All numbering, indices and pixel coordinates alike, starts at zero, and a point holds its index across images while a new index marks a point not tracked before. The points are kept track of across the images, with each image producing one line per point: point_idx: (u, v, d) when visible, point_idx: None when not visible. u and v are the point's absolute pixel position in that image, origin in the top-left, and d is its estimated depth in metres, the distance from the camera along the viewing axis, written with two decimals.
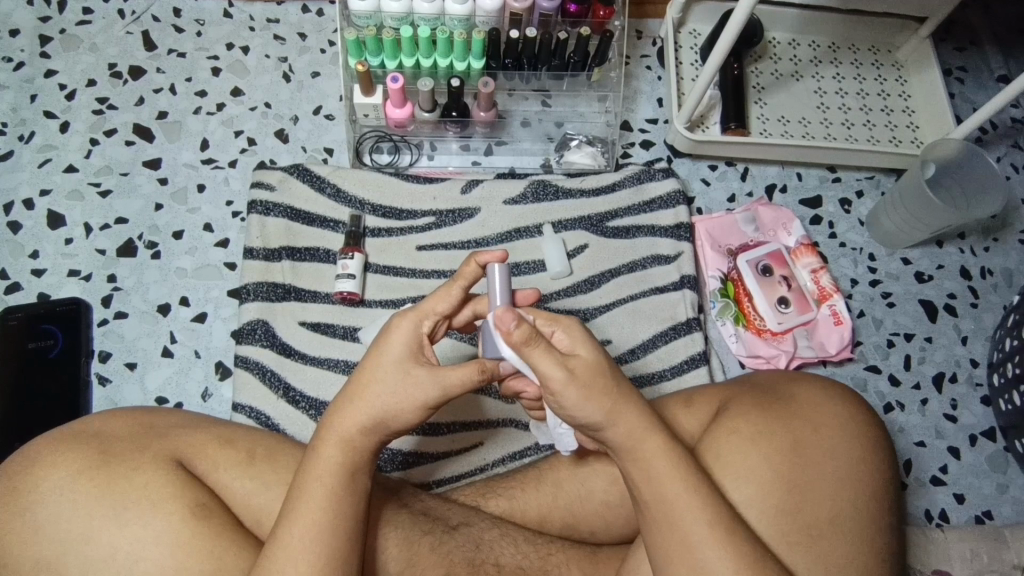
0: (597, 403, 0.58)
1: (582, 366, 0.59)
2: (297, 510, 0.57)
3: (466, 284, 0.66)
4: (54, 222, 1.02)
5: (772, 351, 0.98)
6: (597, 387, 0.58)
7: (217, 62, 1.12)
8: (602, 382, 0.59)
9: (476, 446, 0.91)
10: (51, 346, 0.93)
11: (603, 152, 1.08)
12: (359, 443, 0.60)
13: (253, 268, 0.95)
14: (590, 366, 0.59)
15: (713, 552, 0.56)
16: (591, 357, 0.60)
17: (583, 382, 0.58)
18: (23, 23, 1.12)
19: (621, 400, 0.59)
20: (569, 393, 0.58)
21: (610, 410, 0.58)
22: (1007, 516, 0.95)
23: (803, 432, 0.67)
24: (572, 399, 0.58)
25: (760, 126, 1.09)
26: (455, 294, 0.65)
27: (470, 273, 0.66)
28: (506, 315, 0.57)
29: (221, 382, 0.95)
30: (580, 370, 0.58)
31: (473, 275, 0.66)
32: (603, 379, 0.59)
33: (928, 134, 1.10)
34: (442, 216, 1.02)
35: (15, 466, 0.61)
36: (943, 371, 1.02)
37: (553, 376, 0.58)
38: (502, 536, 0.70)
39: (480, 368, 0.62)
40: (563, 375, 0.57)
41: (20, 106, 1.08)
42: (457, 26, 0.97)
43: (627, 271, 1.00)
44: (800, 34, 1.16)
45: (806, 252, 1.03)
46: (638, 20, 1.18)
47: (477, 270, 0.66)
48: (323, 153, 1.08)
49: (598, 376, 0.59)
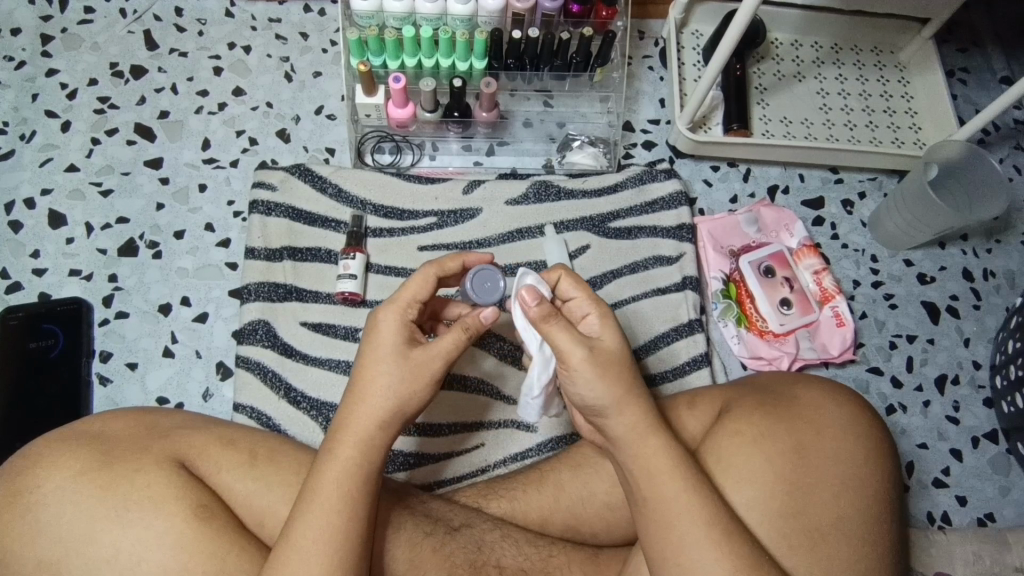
0: (608, 387, 0.60)
1: (602, 351, 0.62)
2: (313, 513, 0.56)
3: (440, 271, 0.67)
4: (55, 221, 1.02)
5: (774, 351, 0.98)
6: (613, 373, 0.61)
7: (218, 62, 1.12)
8: (618, 366, 0.61)
9: (477, 447, 0.91)
10: (51, 346, 0.93)
11: (605, 153, 1.08)
12: (375, 444, 0.60)
13: (254, 268, 0.95)
14: (611, 354, 0.62)
15: (709, 553, 0.56)
16: (615, 347, 0.63)
17: (599, 363, 0.61)
18: (24, 23, 1.12)
19: (628, 390, 0.61)
20: (585, 371, 0.60)
21: (619, 397, 0.60)
22: (1008, 518, 0.95)
23: (806, 435, 0.66)
24: (586, 377, 0.60)
25: (762, 127, 1.09)
26: (430, 283, 0.66)
27: (452, 266, 0.68)
28: (528, 295, 0.62)
29: (222, 383, 0.95)
30: (601, 355, 0.61)
31: (451, 269, 0.68)
32: (619, 366, 0.61)
33: (930, 135, 1.10)
34: (444, 216, 1.01)
35: (18, 465, 0.61)
36: (945, 373, 1.02)
37: (572, 352, 0.61)
38: (503, 538, 0.70)
39: (463, 328, 0.64)
40: (583, 352, 0.61)
41: (21, 106, 1.07)
42: (459, 26, 0.96)
43: (629, 272, 1.00)
44: (802, 34, 1.16)
45: (808, 253, 1.03)
46: (640, 21, 1.18)
47: (460, 266, 0.70)
48: (324, 153, 1.08)
49: (616, 364, 0.61)
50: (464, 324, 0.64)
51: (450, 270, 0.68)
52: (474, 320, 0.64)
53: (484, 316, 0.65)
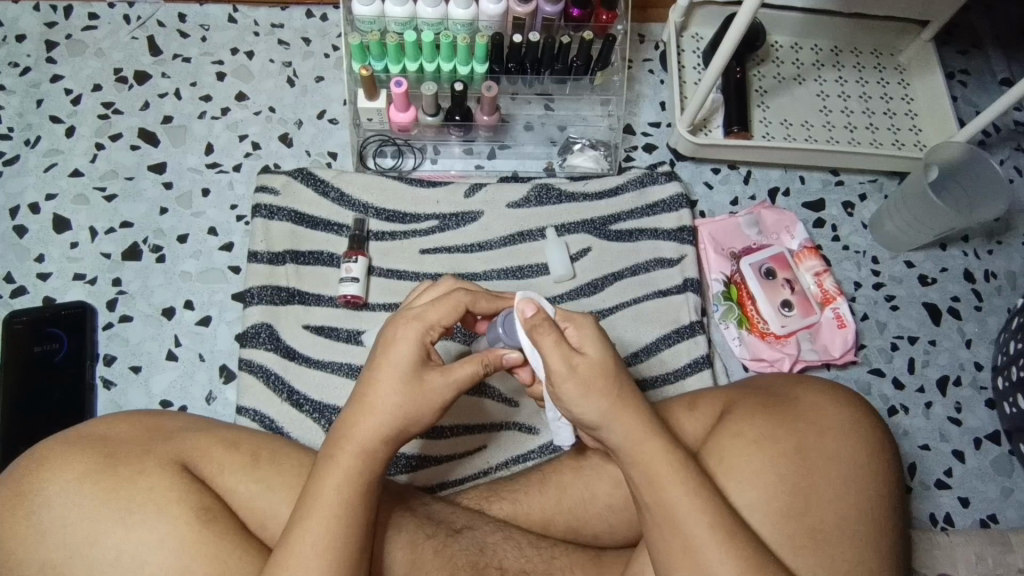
0: (596, 401, 0.60)
1: (587, 364, 0.61)
2: (309, 519, 0.57)
3: (470, 302, 0.66)
4: (60, 225, 1.03)
5: (776, 353, 0.98)
6: (598, 387, 0.60)
7: (222, 67, 1.13)
8: (606, 382, 0.60)
9: (479, 450, 0.91)
10: (56, 350, 0.94)
11: (606, 156, 1.09)
12: (378, 452, 0.60)
13: (257, 272, 0.96)
14: (593, 365, 0.61)
15: (715, 555, 0.56)
16: (599, 358, 0.61)
17: (581, 379, 0.60)
18: (29, 29, 1.12)
19: (630, 399, 0.61)
20: (568, 387, 0.60)
21: (606, 410, 0.60)
22: (1011, 520, 0.95)
23: (806, 436, 0.67)
24: (569, 395, 0.61)
25: (763, 130, 1.09)
26: (460, 311, 0.66)
27: (485, 307, 0.68)
28: (526, 303, 0.62)
29: (226, 386, 0.96)
30: (582, 368, 0.60)
31: (484, 309, 0.68)
32: (604, 379, 0.60)
33: (930, 137, 1.10)
34: (446, 220, 1.02)
35: (24, 467, 0.62)
36: (947, 375, 1.02)
37: (557, 367, 0.60)
38: (505, 540, 0.70)
39: (483, 361, 0.65)
40: (564, 368, 0.60)
41: (26, 112, 1.08)
42: (461, 30, 0.97)
43: (631, 275, 1.00)
44: (802, 37, 1.16)
45: (809, 255, 1.03)
46: (640, 24, 1.19)
47: (492, 309, 0.69)
48: (327, 157, 1.09)
49: (599, 377, 0.60)
50: (485, 358, 0.65)
51: (482, 309, 0.68)
52: (496, 356, 0.66)
53: (507, 356, 0.66)
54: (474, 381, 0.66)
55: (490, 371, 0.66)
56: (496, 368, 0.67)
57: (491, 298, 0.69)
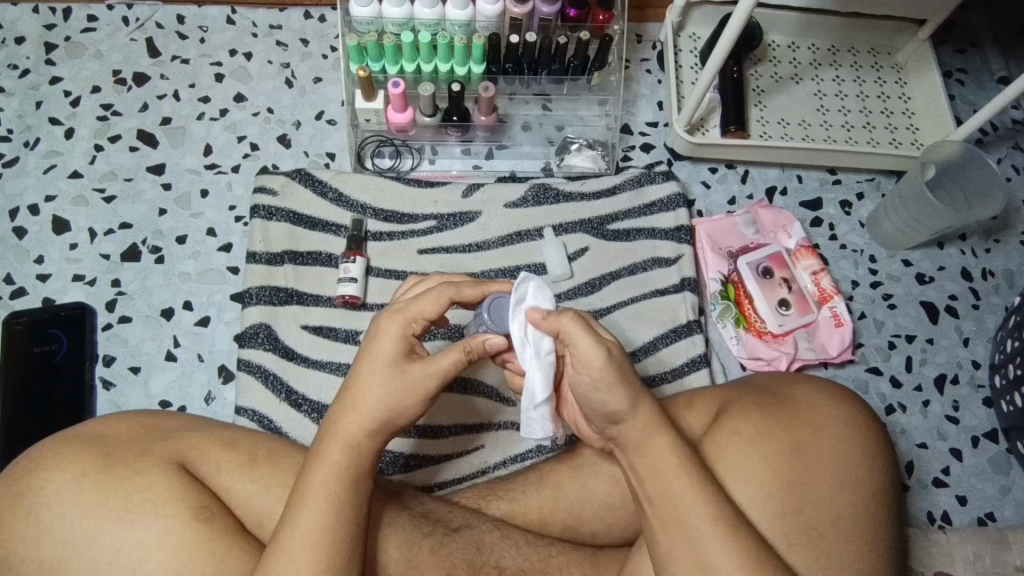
0: (620, 394, 0.60)
1: (615, 355, 0.62)
2: (301, 514, 0.57)
3: (454, 294, 0.66)
4: (59, 227, 1.03)
5: (772, 352, 0.98)
6: (620, 381, 0.60)
7: (220, 68, 1.13)
8: (628, 376, 0.62)
9: (476, 449, 0.91)
10: (55, 350, 0.94)
11: (603, 156, 1.09)
12: (364, 446, 0.61)
13: (256, 273, 0.96)
14: (618, 358, 0.62)
15: (715, 550, 0.56)
16: (619, 351, 0.63)
17: (617, 366, 0.61)
18: (28, 31, 1.13)
19: (639, 394, 0.61)
20: (604, 376, 0.60)
21: (632, 401, 0.61)
22: (1009, 518, 0.95)
23: (803, 433, 0.67)
24: (603, 383, 0.60)
25: (760, 129, 1.09)
26: (442, 303, 0.65)
27: (470, 294, 0.68)
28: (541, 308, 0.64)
29: (224, 386, 0.96)
30: (616, 357, 0.61)
31: (470, 298, 0.67)
32: (626, 372, 0.62)
33: (927, 136, 1.10)
34: (444, 220, 1.02)
35: (22, 467, 0.62)
36: (944, 373, 1.02)
37: (588, 360, 0.60)
38: (503, 538, 0.70)
39: (464, 349, 0.64)
40: (603, 356, 0.60)
41: (26, 113, 1.09)
42: (458, 31, 0.98)
43: (629, 274, 1.00)
44: (799, 37, 1.16)
45: (806, 254, 1.04)
46: (637, 24, 1.19)
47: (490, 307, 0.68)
48: (325, 158, 1.09)
49: (625, 369, 0.62)
50: (465, 346, 0.64)
51: (467, 297, 0.67)
52: (478, 344, 0.65)
53: (490, 342, 0.65)
54: (456, 370, 0.65)
55: (474, 359, 0.65)
56: (481, 356, 0.66)
57: (477, 283, 0.68)
